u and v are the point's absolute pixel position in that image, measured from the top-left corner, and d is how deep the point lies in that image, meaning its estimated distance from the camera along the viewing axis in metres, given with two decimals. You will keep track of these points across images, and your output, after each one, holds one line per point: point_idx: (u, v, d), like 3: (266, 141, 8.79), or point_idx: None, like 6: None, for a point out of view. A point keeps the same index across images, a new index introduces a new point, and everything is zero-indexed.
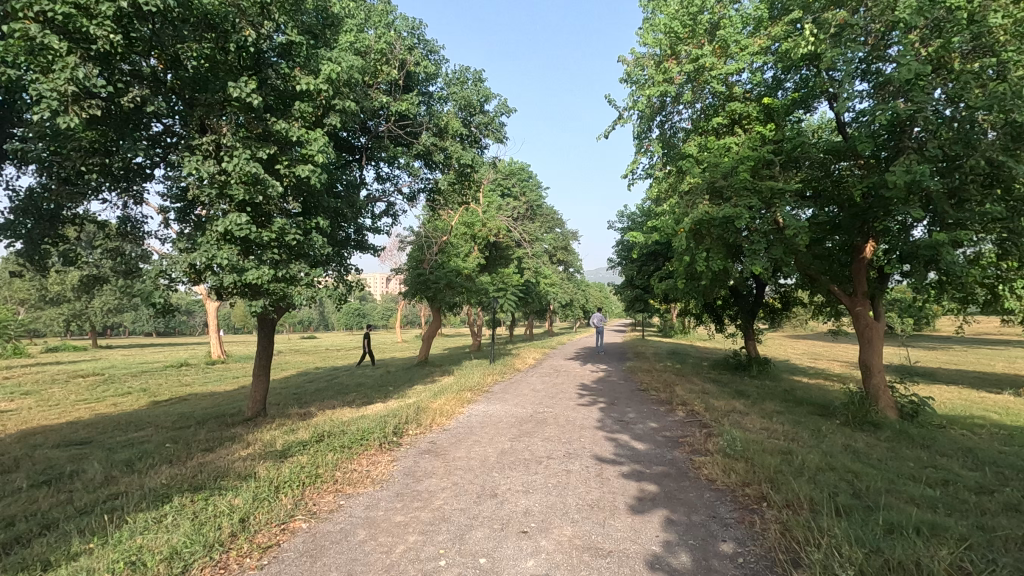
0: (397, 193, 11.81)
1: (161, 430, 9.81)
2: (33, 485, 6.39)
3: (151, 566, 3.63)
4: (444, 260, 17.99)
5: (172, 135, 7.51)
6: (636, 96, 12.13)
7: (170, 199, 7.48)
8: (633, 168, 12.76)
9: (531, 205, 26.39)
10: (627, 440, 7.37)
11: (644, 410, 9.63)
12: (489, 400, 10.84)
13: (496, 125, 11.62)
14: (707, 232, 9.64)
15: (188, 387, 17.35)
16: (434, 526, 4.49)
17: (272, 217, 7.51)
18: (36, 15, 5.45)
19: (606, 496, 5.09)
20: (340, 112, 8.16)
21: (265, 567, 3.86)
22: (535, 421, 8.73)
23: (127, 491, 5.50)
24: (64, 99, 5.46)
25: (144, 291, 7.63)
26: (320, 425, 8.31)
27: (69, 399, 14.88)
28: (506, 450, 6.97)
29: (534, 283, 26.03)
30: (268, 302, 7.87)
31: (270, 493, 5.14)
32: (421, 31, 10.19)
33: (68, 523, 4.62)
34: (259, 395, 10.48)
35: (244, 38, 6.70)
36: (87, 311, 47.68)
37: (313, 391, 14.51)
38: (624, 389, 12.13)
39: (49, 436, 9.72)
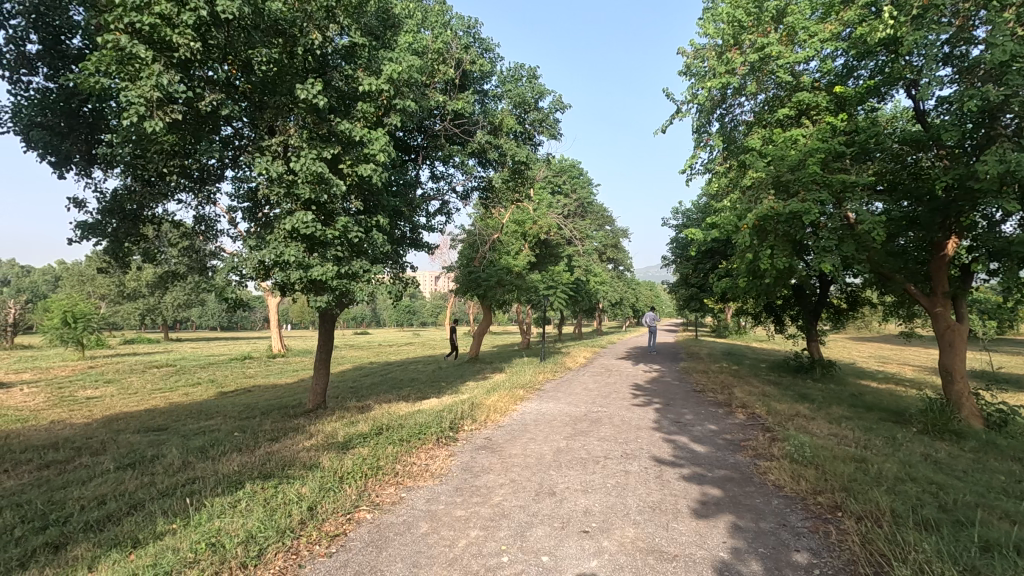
0: (452, 191, 11.93)
1: (229, 419, 10.31)
2: (118, 467, 6.84)
3: (230, 549, 3.80)
4: (495, 258, 18.11)
5: (242, 137, 7.83)
6: (696, 89, 11.83)
7: (240, 199, 7.84)
8: (692, 163, 12.45)
9: (582, 202, 26.18)
10: (685, 442, 7.17)
11: (702, 411, 9.36)
12: (541, 398, 10.78)
13: (551, 122, 11.59)
14: (771, 229, 9.28)
15: (251, 379, 18.22)
16: (495, 522, 4.50)
17: (335, 216, 7.72)
18: (126, 27, 5.84)
19: (667, 499, 4.97)
20: (400, 111, 8.30)
21: (334, 554, 3.98)
22: (590, 421, 8.63)
23: (203, 476, 5.81)
24: (150, 104, 5.82)
25: (217, 286, 8.04)
26: (378, 419, 8.51)
27: (146, 388, 15.84)
28: (562, 448, 6.91)
29: (584, 281, 25.81)
30: (331, 298, 8.13)
31: (335, 483, 5.29)
32: (477, 29, 10.26)
33: (152, 504, 4.92)
34: (320, 388, 10.83)
35: (311, 41, 6.98)
36: (159, 306, 50.67)
37: (369, 385, 14.88)
38: (679, 390, 11.84)
39: (130, 421, 10.39)
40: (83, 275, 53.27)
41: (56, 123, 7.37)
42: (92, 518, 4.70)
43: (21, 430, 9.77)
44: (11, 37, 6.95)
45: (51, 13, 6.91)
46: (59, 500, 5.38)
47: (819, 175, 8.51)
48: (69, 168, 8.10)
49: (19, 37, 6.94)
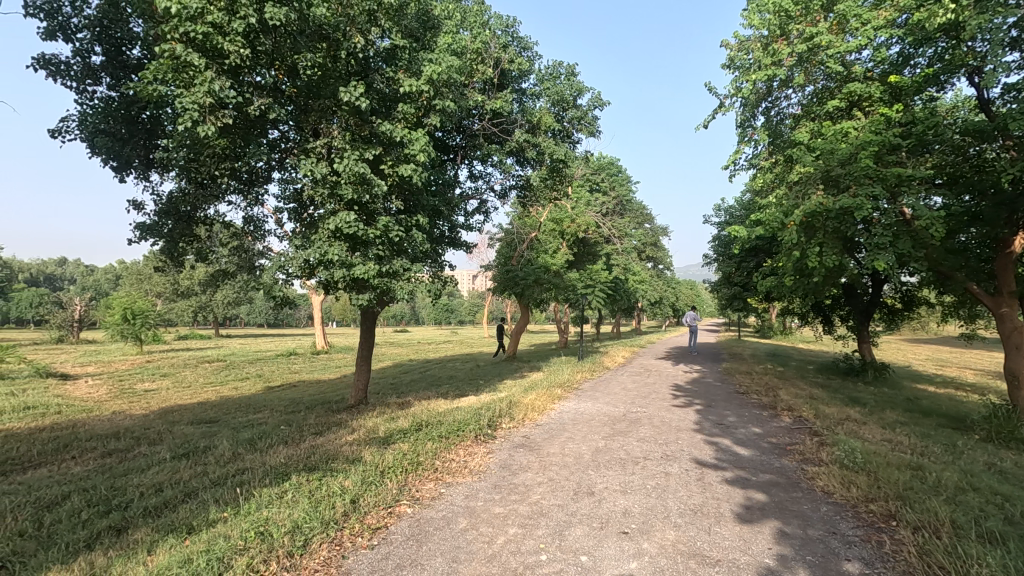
0: (490, 190, 12.00)
1: (276, 413, 10.68)
2: (174, 457, 7.19)
3: (277, 538, 3.93)
4: (534, 256, 18.10)
5: (288, 140, 8.07)
6: (740, 83, 11.53)
7: (286, 200, 8.09)
8: (735, 159, 12.12)
9: (621, 199, 25.85)
10: (728, 445, 6.99)
11: (745, 414, 9.11)
12: (579, 397, 10.72)
13: (590, 119, 11.52)
14: (819, 226, 8.94)
15: (296, 374, 18.80)
16: (533, 520, 4.50)
17: (376, 216, 7.87)
18: (181, 36, 6.11)
19: (709, 502, 4.85)
20: (440, 111, 8.40)
21: (375, 547, 4.07)
22: (629, 421, 8.53)
23: (251, 468, 6.03)
24: (202, 109, 6.09)
25: (265, 284, 8.33)
26: (418, 415, 8.65)
27: (198, 382, 16.57)
28: (601, 448, 6.85)
29: (623, 279, 25.50)
30: (372, 296, 8.31)
31: (377, 477, 5.40)
32: (515, 28, 10.27)
33: (205, 493, 5.14)
34: (362, 383, 11.07)
35: (354, 45, 7.15)
36: (210, 303, 52.79)
37: (409, 382, 15.13)
38: (721, 391, 11.56)
39: (184, 414, 10.89)
40: (140, 274, 56.12)
41: (118, 130, 7.78)
42: (151, 504, 4.96)
43: (86, 419, 10.39)
44: (77, 49, 7.38)
45: (114, 26, 7.30)
46: (121, 486, 5.70)
47: (872, 169, 8.17)
48: (129, 172, 8.55)
49: (85, 49, 7.37)
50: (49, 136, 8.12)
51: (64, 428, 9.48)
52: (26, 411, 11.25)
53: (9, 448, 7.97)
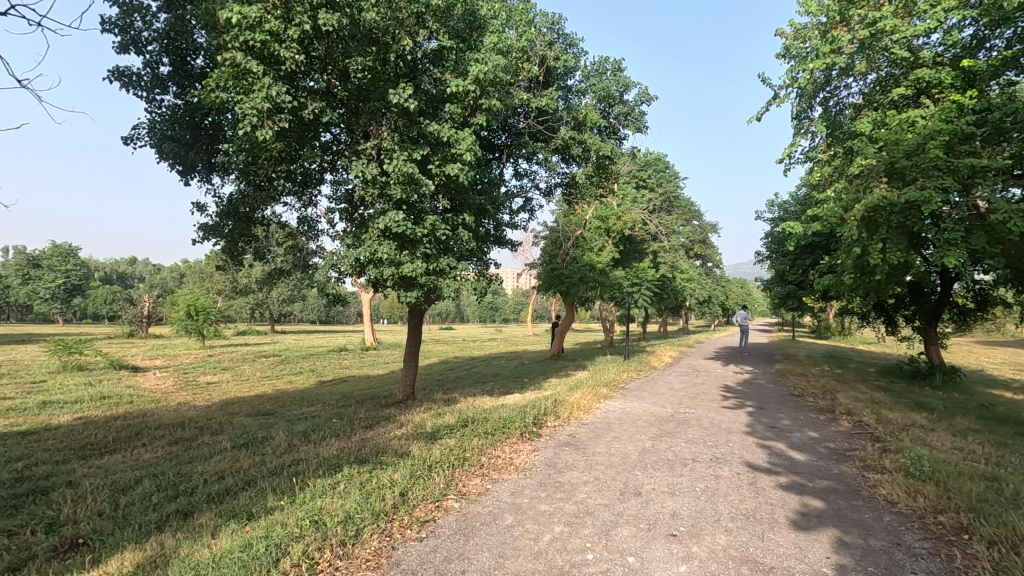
0: (535, 189, 11.99)
1: (328, 406, 11.06)
2: (234, 446, 7.55)
3: (331, 527, 4.07)
4: (579, 254, 17.95)
5: (339, 142, 8.30)
6: (796, 73, 11.10)
7: (338, 201, 8.36)
8: (790, 152, 11.65)
9: (668, 195, 25.29)
10: (783, 449, 6.74)
11: (801, 417, 8.76)
12: (625, 397, 10.57)
13: (636, 115, 11.37)
14: (883, 221, 8.49)
15: (347, 370, 19.37)
16: (579, 519, 4.49)
17: (424, 215, 8.01)
18: (241, 45, 6.40)
19: (762, 507, 4.70)
20: (486, 111, 8.48)
21: (424, 539, 4.15)
22: (677, 422, 8.35)
23: (306, 458, 6.27)
24: (261, 114, 6.37)
25: (318, 282, 8.62)
26: (464, 411, 8.75)
27: (256, 376, 17.32)
28: (648, 449, 6.75)
29: (670, 278, 25.01)
30: (420, 293, 8.46)
31: (424, 471, 5.51)
32: (560, 25, 10.22)
33: (264, 481, 5.39)
34: (410, 379, 11.29)
35: (403, 47, 7.32)
36: (266, 301, 55.08)
37: (454, 379, 15.30)
38: (775, 393, 11.16)
39: (243, 405, 11.42)
40: (203, 272, 59.18)
41: (183, 136, 8.22)
42: (214, 490, 5.24)
43: (155, 409, 11.06)
44: (147, 61, 7.85)
45: (179, 38, 7.73)
46: (187, 472, 6.04)
47: (942, 159, 7.73)
48: (194, 176, 9.02)
49: (154, 61, 7.82)
50: (123, 143, 8.68)
51: (135, 417, 10.12)
52: (102, 400, 12.07)
53: (88, 435, 8.58)
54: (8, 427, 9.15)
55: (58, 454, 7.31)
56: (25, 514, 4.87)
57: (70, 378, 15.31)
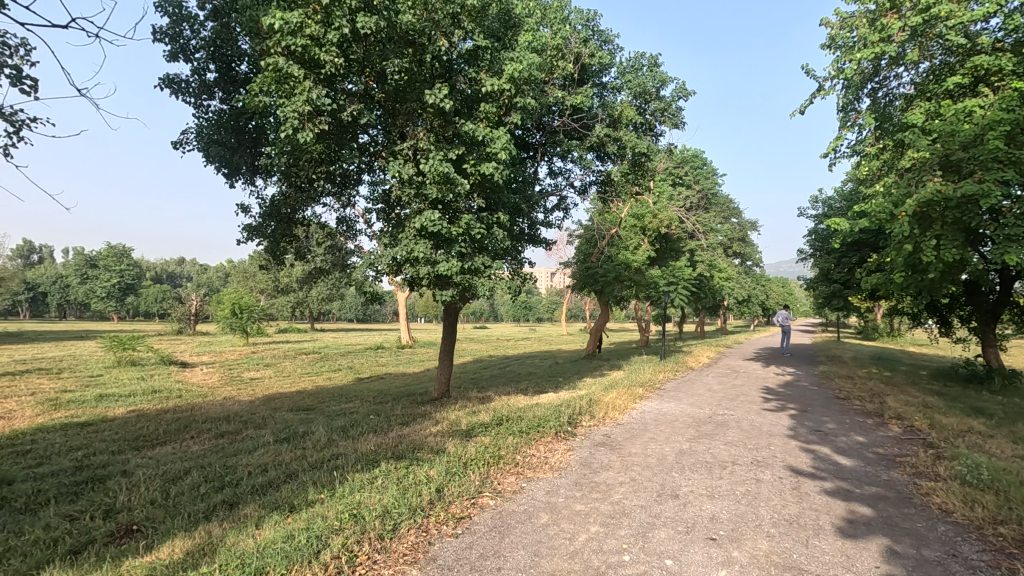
0: (570, 187, 11.94)
1: (365, 403, 11.28)
2: (277, 440, 7.79)
3: (369, 521, 4.14)
4: (614, 253, 17.77)
5: (377, 143, 8.43)
6: (842, 63, 10.69)
7: (375, 201, 8.52)
8: (836, 146, 11.24)
9: (706, 192, 24.76)
10: (828, 453, 6.50)
11: (846, 421, 8.44)
12: (661, 397, 10.41)
13: (673, 110, 11.18)
14: (937, 217, 8.11)
15: (384, 367, 19.71)
16: (615, 520, 4.44)
17: (459, 214, 8.06)
18: (283, 50, 6.59)
19: (806, 513, 4.54)
20: (521, 110, 8.48)
21: (460, 536, 4.18)
22: (716, 424, 8.17)
23: (344, 453, 6.41)
24: (302, 117, 6.55)
25: (356, 280, 8.79)
26: (498, 410, 8.78)
27: (297, 372, 17.81)
28: (685, 450, 6.63)
29: (708, 276, 24.49)
30: (455, 292, 8.53)
31: (460, 468, 5.55)
32: (596, 21, 10.13)
33: (305, 475, 5.54)
34: (444, 377, 11.40)
35: (438, 48, 7.40)
36: (306, 300, 56.58)
37: (488, 377, 15.38)
38: (819, 396, 10.79)
39: (285, 401, 11.77)
40: (247, 272, 61.28)
41: (228, 140, 8.50)
42: (258, 482, 5.42)
43: (203, 403, 11.51)
44: (195, 68, 8.16)
45: (225, 45, 7.99)
46: (233, 464, 6.26)
47: (1002, 151, 7.33)
48: (239, 179, 9.34)
49: (201, 68, 8.12)
50: (173, 147, 9.06)
51: (185, 411, 10.56)
52: (153, 394, 12.64)
53: (141, 426, 9.00)
54: (69, 418, 9.69)
55: (114, 444, 7.69)
56: (85, 501, 5.13)
57: (125, 373, 16.08)
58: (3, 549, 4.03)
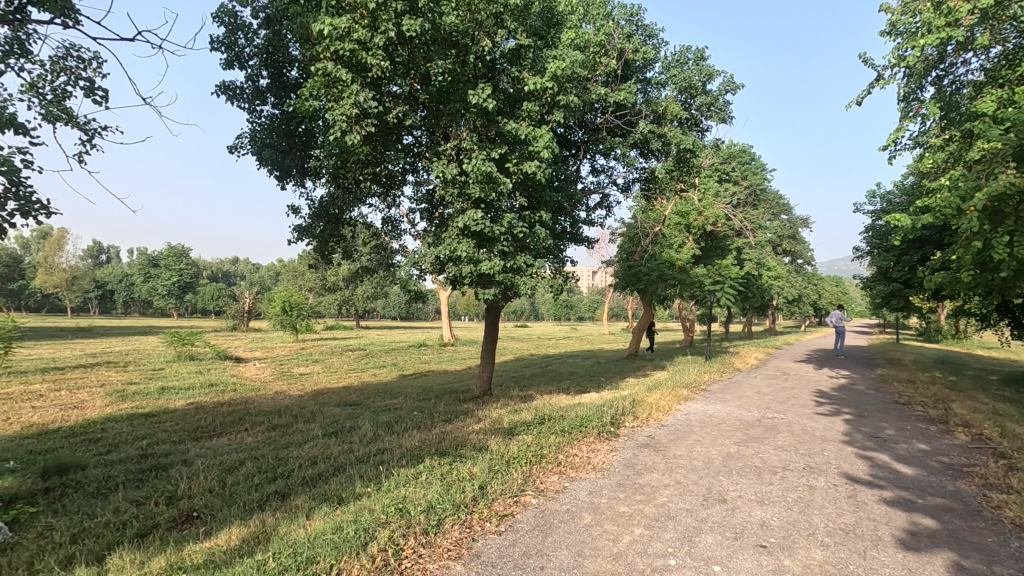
0: (613, 185, 11.80)
1: (409, 399, 11.48)
2: (325, 434, 8.03)
3: (415, 515, 4.22)
4: (657, 252, 17.43)
5: (420, 144, 8.55)
6: (904, 50, 10.14)
7: (419, 201, 8.65)
8: (897, 138, 10.66)
9: (754, 188, 23.98)
10: (887, 461, 6.19)
11: (907, 427, 8.01)
12: (707, 399, 10.16)
13: (720, 105, 10.90)
14: (1011, 211, 7.60)
15: (426, 364, 20.00)
16: (660, 523, 4.36)
17: (501, 213, 8.07)
18: (332, 55, 6.79)
19: (864, 523, 4.34)
20: (563, 108, 8.43)
21: (503, 533, 4.20)
22: (765, 427, 7.90)
23: (390, 448, 6.55)
24: (350, 119, 6.74)
25: (401, 279, 8.95)
26: (540, 408, 8.78)
27: (343, 368, 18.29)
28: (733, 454, 6.45)
29: (755, 275, 23.73)
30: (498, 291, 8.56)
31: (503, 466, 5.58)
32: (640, 16, 9.96)
33: (353, 468, 5.70)
34: (486, 375, 11.47)
35: (482, 48, 7.46)
36: (352, 298, 58.05)
37: (529, 376, 15.39)
38: (876, 400, 10.29)
39: (332, 396, 12.12)
40: (296, 271, 63.44)
41: (280, 143, 8.81)
42: (308, 474, 5.61)
43: (255, 397, 11.99)
44: (249, 75, 8.49)
45: (277, 52, 8.28)
46: (285, 457, 6.50)
47: None
48: (289, 181, 9.66)
49: (255, 74, 8.44)
50: (229, 152, 9.47)
51: (239, 404, 11.04)
52: (210, 387, 13.25)
53: (200, 418, 9.44)
54: (135, 409, 10.29)
55: (175, 434, 8.11)
56: (149, 487, 5.43)
57: (184, 367, 16.89)
58: (79, 529, 4.32)
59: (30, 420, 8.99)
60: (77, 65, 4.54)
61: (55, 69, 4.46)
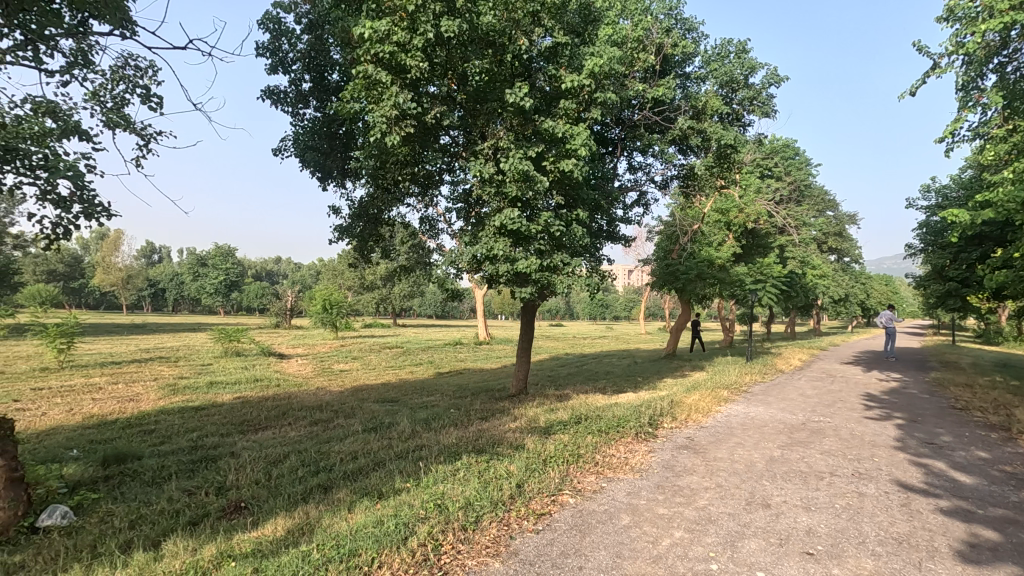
0: (650, 182, 11.63)
1: (445, 397, 11.61)
2: (365, 430, 8.21)
3: (453, 512, 4.27)
4: (696, 250, 17.08)
5: (457, 144, 8.62)
6: (962, 37, 9.62)
7: (456, 200, 8.72)
8: (954, 130, 10.13)
9: (798, 184, 23.20)
10: (943, 469, 5.89)
11: (966, 434, 7.61)
12: (748, 401, 9.90)
13: (763, 98, 10.60)
14: None
15: (463, 362, 20.18)
16: (701, 526, 4.28)
17: (538, 212, 8.05)
18: (372, 57, 6.92)
19: (919, 533, 4.15)
20: (601, 105, 8.35)
21: (540, 532, 4.20)
22: (811, 431, 7.65)
23: (428, 445, 6.64)
24: (389, 121, 6.85)
25: (438, 277, 9.05)
26: (576, 408, 8.73)
27: (381, 366, 18.65)
28: (777, 458, 6.26)
29: (799, 274, 22.99)
30: (534, 290, 8.55)
31: (540, 465, 5.58)
32: (679, 9, 9.78)
33: (392, 464, 5.80)
34: (522, 374, 11.48)
35: (519, 47, 7.46)
36: (389, 296, 59.06)
37: (566, 375, 15.33)
38: (931, 405, 9.81)
39: (371, 393, 12.36)
40: (336, 270, 64.97)
41: (321, 145, 9.04)
42: (350, 468, 5.74)
43: (298, 393, 12.34)
44: (293, 80, 8.74)
45: (319, 56, 8.49)
46: (326, 450, 6.67)
47: None
48: (331, 182, 9.90)
49: (298, 78, 8.68)
50: (273, 154, 9.77)
51: (283, 399, 11.38)
52: (256, 382, 13.73)
53: (246, 412, 9.79)
54: (186, 402, 10.76)
55: (223, 427, 8.45)
56: (201, 477, 5.67)
57: (230, 362, 17.54)
58: (136, 516, 4.54)
59: (91, 411, 9.52)
60: (135, 73, 4.76)
61: (115, 78, 4.69)
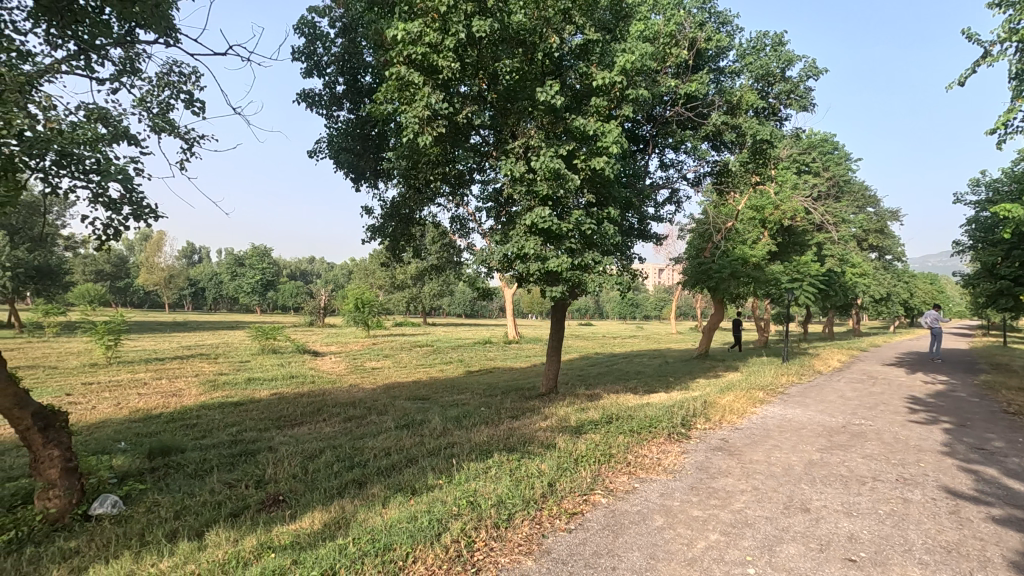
0: (683, 179, 11.46)
1: (476, 395, 11.67)
2: (397, 426, 8.33)
3: (485, 509, 4.30)
4: (729, 248, 16.74)
5: (487, 143, 8.65)
6: (1015, 23, 9.17)
7: (487, 199, 8.76)
8: (1007, 120, 9.64)
9: (837, 180, 22.50)
10: (994, 476, 5.63)
11: (1019, 439, 7.26)
12: (785, 403, 9.66)
13: (801, 91, 10.31)
14: None
15: (493, 361, 20.27)
16: (738, 530, 4.20)
17: (569, 210, 8.02)
18: (405, 58, 7.00)
19: (969, 542, 3.98)
20: (632, 101, 8.25)
21: (573, 531, 4.19)
22: (851, 434, 7.41)
23: (459, 443, 6.69)
24: (421, 121, 6.93)
25: (469, 276, 9.10)
26: (607, 408, 8.67)
27: (412, 364, 18.85)
28: (816, 461, 6.09)
29: (838, 272, 22.28)
30: (565, 288, 8.52)
31: (571, 464, 5.56)
32: (713, 3, 9.59)
33: (425, 461, 5.86)
34: (552, 373, 11.46)
35: (550, 45, 7.43)
36: (419, 295, 59.69)
37: (595, 375, 15.22)
38: (980, 409, 9.39)
39: (403, 390, 12.52)
40: (367, 269, 66.04)
41: (355, 146, 9.20)
42: (383, 464, 5.83)
43: (332, 390, 12.59)
44: (327, 83, 8.92)
45: (352, 59, 8.64)
46: (360, 446, 6.80)
47: None
48: (364, 182, 10.06)
49: (332, 82, 8.86)
50: (308, 156, 9.99)
51: (317, 396, 11.62)
52: (291, 379, 14.07)
53: (283, 408, 10.05)
54: (225, 398, 11.10)
55: (261, 422, 8.68)
56: (241, 470, 5.85)
57: (267, 359, 18.01)
58: (181, 506, 4.71)
59: (137, 406, 9.91)
60: (179, 79, 4.94)
61: (161, 85, 4.87)
